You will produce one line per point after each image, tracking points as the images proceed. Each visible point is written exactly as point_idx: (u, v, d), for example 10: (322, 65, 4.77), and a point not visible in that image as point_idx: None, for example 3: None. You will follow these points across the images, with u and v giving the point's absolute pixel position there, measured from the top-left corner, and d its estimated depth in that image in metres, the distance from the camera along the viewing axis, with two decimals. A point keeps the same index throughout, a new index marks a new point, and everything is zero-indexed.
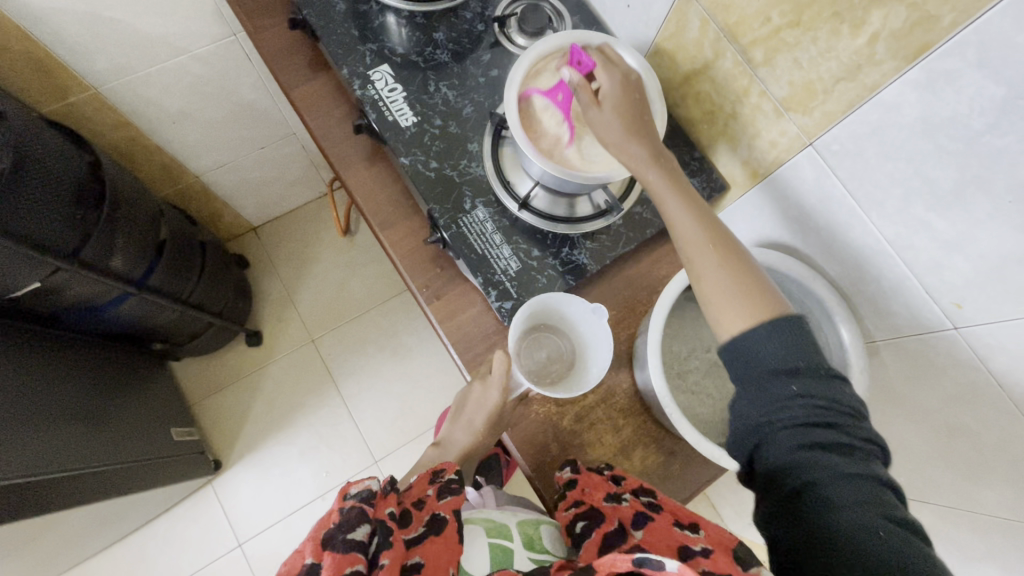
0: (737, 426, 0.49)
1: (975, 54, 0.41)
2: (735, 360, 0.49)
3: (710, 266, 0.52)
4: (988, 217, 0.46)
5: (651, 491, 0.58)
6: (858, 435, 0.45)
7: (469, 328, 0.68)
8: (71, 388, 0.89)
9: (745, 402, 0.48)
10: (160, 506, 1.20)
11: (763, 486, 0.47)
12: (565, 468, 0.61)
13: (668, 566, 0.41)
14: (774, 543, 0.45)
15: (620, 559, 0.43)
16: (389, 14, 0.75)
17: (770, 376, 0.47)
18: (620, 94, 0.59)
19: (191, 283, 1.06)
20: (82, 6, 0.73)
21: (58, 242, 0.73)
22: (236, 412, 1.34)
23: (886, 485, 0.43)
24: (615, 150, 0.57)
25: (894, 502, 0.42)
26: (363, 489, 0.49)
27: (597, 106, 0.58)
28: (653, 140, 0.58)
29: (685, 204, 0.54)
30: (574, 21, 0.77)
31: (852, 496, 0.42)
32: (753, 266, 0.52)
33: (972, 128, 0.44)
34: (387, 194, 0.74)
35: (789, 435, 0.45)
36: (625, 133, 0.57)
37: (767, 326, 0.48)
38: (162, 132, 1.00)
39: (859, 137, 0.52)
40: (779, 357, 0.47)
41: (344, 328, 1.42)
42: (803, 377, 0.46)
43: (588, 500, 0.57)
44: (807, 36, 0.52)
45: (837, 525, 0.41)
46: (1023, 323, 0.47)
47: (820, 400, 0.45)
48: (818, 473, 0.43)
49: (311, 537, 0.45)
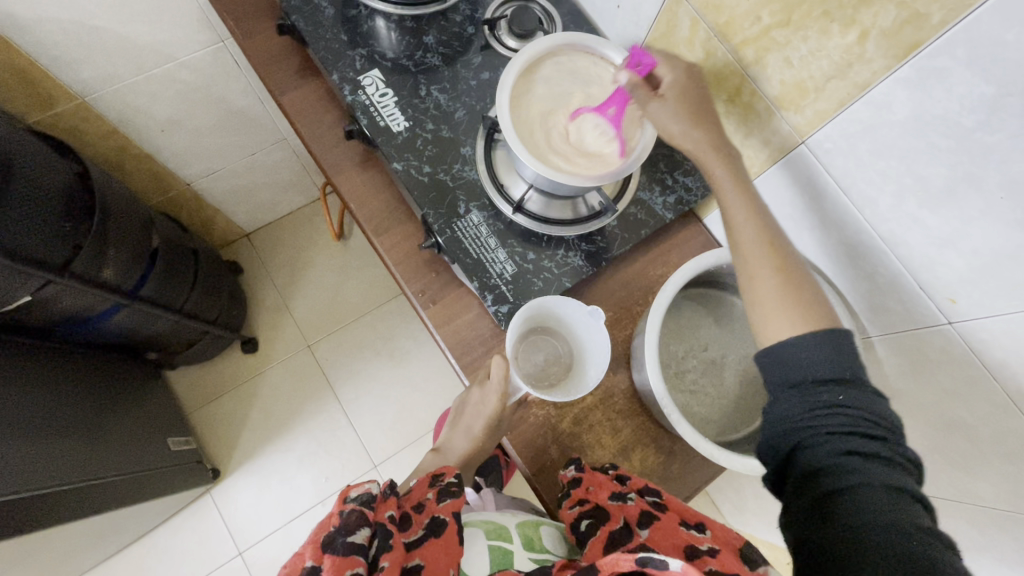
0: (771, 430, 0.49)
1: (964, 52, 0.41)
2: (779, 366, 0.49)
3: (766, 272, 0.53)
4: (980, 213, 0.46)
5: (657, 490, 0.59)
6: (898, 454, 0.44)
7: (466, 333, 0.68)
8: (65, 401, 0.88)
9: (784, 405, 0.48)
10: (159, 516, 1.19)
11: (791, 490, 0.45)
12: (570, 467, 0.61)
13: (671, 565, 0.41)
14: (797, 546, 0.43)
15: (624, 558, 0.43)
16: (378, 18, 0.75)
17: (818, 387, 0.47)
18: (684, 87, 0.58)
19: (184, 292, 1.05)
20: (66, 16, 0.72)
21: (48, 254, 0.73)
22: (233, 420, 1.34)
23: (922, 503, 0.41)
24: (679, 142, 0.58)
25: (929, 519, 0.40)
26: (364, 492, 0.49)
27: (656, 100, 0.59)
28: (720, 134, 0.58)
29: (748, 209, 0.55)
30: (565, 22, 0.77)
31: (888, 503, 0.40)
32: (806, 276, 0.53)
33: (962, 125, 0.44)
34: (380, 199, 0.73)
35: (830, 438, 0.45)
36: (688, 125, 0.57)
37: (815, 336, 0.48)
38: (151, 140, 0.99)
39: (850, 135, 0.52)
40: (828, 366, 0.47)
41: (341, 333, 1.41)
42: (850, 388, 0.46)
43: (592, 498, 0.56)
44: (797, 35, 0.52)
45: (866, 525, 0.40)
46: (1016, 318, 0.48)
47: (865, 412, 0.45)
48: (852, 476, 0.42)
49: (311, 541, 0.45)
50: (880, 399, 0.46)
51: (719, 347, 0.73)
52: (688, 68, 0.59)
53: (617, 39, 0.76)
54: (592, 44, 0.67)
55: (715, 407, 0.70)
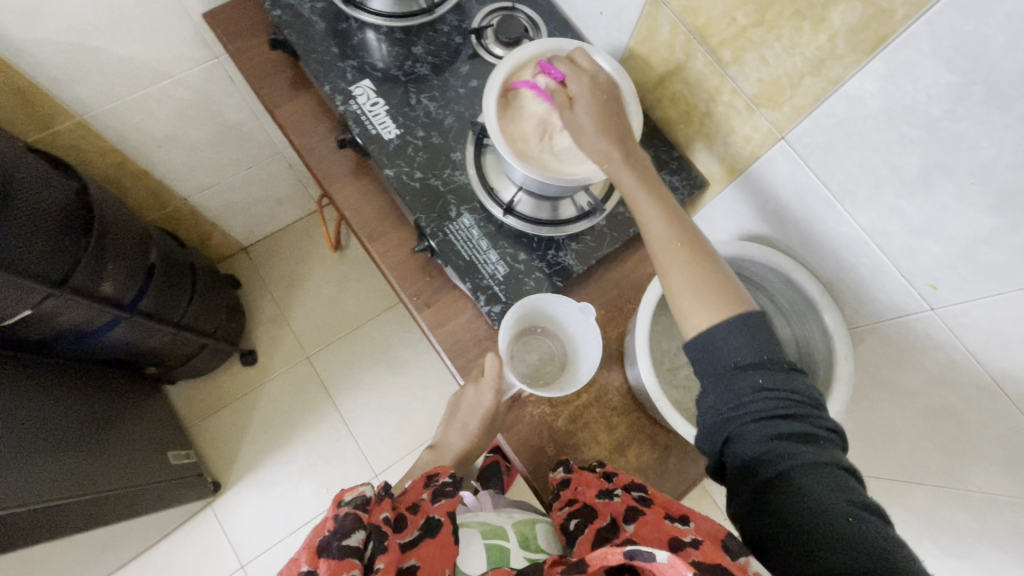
0: (705, 423, 0.49)
1: (928, 45, 0.43)
2: (701, 356, 0.49)
3: (678, 267, 0.52)
4: (953, 200, 0.48)
5: (643, 487, 0.58)
6: (818, 426, 0.46)
7: (461, 335, 0.69)
8: (66, 415, 0.88)
9: (712, 397, 0.48)
10: (160, 531, 1.19)
11: (736, 478, 0.46)
12: (559, 468, 0.62)
13: (659, 558, 0.39)
14: (750, 534, 0.44)
15: (611, 552, 0.42)
16: (368, 30, 0.77)
17: (737, 374, 0.47)
18: (590, 94, 0.60)
19: (183, 305, 1.06)
20: (64, 37, 0.74)
21: (47, 269, 0.74)
22: (233, 433, 1.34)
23: (847, 472, 0.43)
24: (589, 147, 0.59)
25: (855, 486, 0.43)
26: (357, 495, 0.50)
27: (570, 108, 0.61)
28: (628, 137, 0.60)
29: (660, 209, 0.55)
30: (549, 29, 0.79)
31: (820, 483, 0.42)
32: (721, 271, 0.52)
33: (931, 115, 0.45)
34: (373, 206, 0.75)
35: (757, 427, 0.45)
36: (598, 129, 0.58)
37: (727, 323, 0.48)
38: (149, 156, 1.01)
39: (828, 129, 0.54)
40: (743, 352, 0.47)
41: (339, 343, 1.42)
42: (767, 370, 0.47)
43: (580, 498, 0.58)
44: (771, 34, 0.54)
45: (805, 509, 0.41)
46: (995, 300, 0.49)
47: (781, 393, 0.46)
48: (788, 461, 0.43)
49: (306, 545, 0.46)
50: (791, 372, 0.47)
51: None
52: (593, 81, 0.62)
53: (601, 44, 0.78)
54: (574, 50, 0.69)
55: None
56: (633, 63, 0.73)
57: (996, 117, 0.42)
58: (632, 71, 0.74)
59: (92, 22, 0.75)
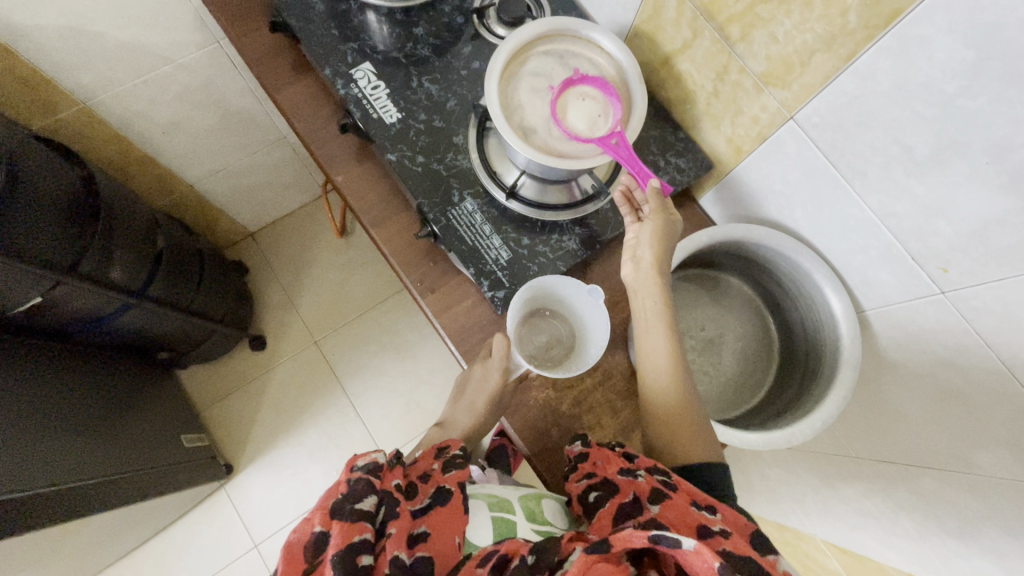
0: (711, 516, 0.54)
1: (944, 19, 0.41)
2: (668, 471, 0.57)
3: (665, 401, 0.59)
4: (966, 180, 0.47)
5: (666, 471, 0.54)
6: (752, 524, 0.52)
7: (465, 319, 0.69)
8: (77, 402, 0.89)
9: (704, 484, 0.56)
10: (176, 510, 1.22)
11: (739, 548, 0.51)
12: (576, 442, 0.60)
13: (684, 545, 0.38)
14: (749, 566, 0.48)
15: (636, 535, 0.39)
16: (369, 12, 0.75)
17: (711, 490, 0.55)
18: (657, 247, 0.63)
19: (191, 292, 1.07)
20: (64, 22, 0.73)
21: (56, 255, 0.74)
22: (244, 415, 1.36)
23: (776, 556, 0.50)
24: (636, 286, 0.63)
25: None
26: (370, 461, 0.50)
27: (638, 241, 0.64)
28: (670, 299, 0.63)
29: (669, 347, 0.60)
30: (553, 8, 0.78)
31: None
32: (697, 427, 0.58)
33: (945, 91, 0.44)
34: (376, 190, 0.74)
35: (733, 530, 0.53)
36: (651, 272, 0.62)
37: None
38: (153, 143, 1.01)
39: (837, 108, 0.53)
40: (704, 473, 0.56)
41: (346, 328, 1.43)
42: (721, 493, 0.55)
43: (600, 472, 0.55)
44: (780, 10, 0.52)
45: None
46: (1008, 283, 0.48)
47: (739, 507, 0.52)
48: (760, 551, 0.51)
49: (320, 507, 0.46)
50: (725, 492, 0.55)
51: (716, 326, 0.74)
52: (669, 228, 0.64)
53: (605, 23, 0.76)
54: (575, 27, 0.67)
55: (716, 383, 0.72)
56: (639, 41, 0.71)
57: (1012, 94, 0.41)
58: (638, 49, 0.72)
59: (91, 7, 0.74)
